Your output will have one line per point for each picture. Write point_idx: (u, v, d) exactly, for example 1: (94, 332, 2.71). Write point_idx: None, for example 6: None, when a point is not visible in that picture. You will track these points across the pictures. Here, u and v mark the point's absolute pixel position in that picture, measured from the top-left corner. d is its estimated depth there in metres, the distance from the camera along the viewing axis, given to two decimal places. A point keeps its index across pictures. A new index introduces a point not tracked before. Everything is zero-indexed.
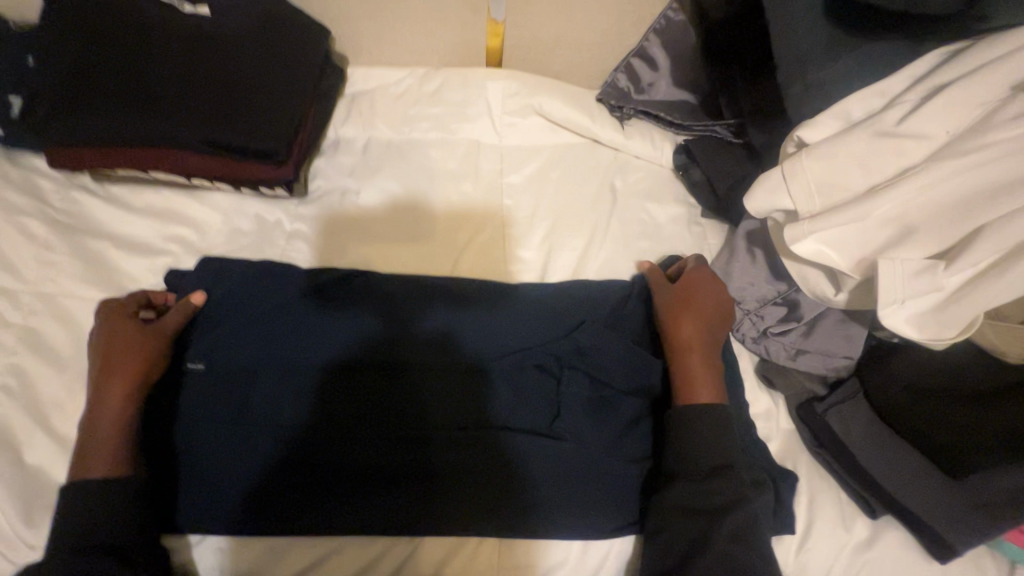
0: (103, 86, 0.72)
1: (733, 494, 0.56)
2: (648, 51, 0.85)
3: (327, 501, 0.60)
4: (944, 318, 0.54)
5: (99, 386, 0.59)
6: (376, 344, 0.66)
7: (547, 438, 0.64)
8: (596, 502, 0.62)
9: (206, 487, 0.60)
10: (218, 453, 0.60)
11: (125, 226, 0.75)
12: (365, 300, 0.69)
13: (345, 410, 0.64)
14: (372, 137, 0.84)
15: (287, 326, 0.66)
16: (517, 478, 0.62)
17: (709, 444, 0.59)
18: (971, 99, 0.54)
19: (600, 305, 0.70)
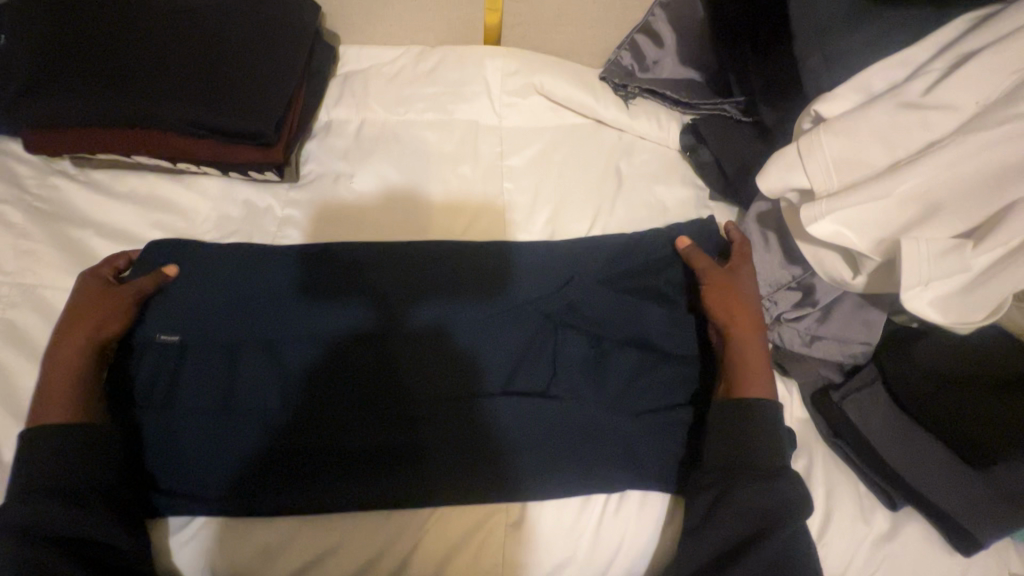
0: (81, 66, 0.68)
1: (765, 482, 0.54)
2: (652, 27, 0.81)
3: (311, 480, 0.58)
4: (970, 301, 0.52)
5: (59, 335, 0.58)
6: (361, 318, 0.63)
7: (540, 415, 0.61)
8: (595, 472, 0.59)
9: (189, 474, 0.58)
10: (202, 436, 0.59)
11: (107, 213, 0.72)
12: (355, 288, 0.65)
13: (331, 397, 0.61)
14: (365, 119, 0.81)
15: (271, 301, 0.64)
16: (505, 452, 0.59)
17: (744, 441, 0.56)
18: (1004, 66, 0.50)
19: (595, 259, 0.67)
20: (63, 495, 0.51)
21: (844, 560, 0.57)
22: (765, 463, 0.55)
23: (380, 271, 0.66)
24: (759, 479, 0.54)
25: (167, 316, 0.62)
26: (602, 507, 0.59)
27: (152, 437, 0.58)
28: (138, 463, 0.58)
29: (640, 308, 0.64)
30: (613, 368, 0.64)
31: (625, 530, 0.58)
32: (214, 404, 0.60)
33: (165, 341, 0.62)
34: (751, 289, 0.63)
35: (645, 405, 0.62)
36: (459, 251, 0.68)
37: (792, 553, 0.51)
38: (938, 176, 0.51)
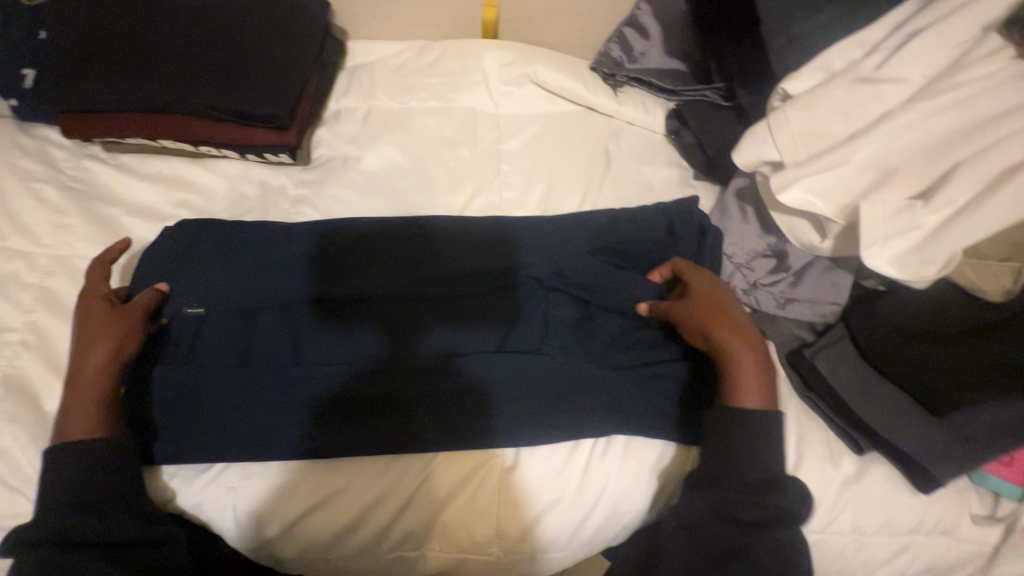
0: (114, 57, 0.75)
1: (749, 420, 0.59)
2: (639, 21, 0.88)
3: (318, 428, 0.62)
4: (925, 257, 0.55)
5: (77, 355, 0.60)
6: (363, 284, 0.68)
7: (527, 370, 0.65)
8: (582, 419, 0.63)
9: (200, 416, 0.62)
10: (217, 384, 0.63)
11: (135, 193, 0.78)
12: (372, 320, 0.68)
13: (340, 396, 0.64)
14: (372, 107, 0.87)
15: (281, 269, 0.69)
16: (491, 404, 0.64)
17: (738, 457, 0.58)
18: (946, 43, 0.56)
19: (581, 236, 0.72)
20: (84, 508, 0.55)
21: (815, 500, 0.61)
22: (756, 479, 0.58)
23: (383, 243, 0.72)
24: (754, 498, 0.57)
25: (190, 287, 0.68)
26: (589, 453, 0.63)
27: (167, 388, 0.63)
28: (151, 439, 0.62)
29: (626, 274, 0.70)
30: (596, 334, 0.69)
31: (610, 474, 0.63)
32: (230, 360, 0.66)
33: (190, 312, 0.67)
34: (713, 303, 0.64)
35: (631, 364, 0.67)
36: (462, 230, 0.74)
37: (775, 502, 0.57)
38: (889, 143, 0.57)
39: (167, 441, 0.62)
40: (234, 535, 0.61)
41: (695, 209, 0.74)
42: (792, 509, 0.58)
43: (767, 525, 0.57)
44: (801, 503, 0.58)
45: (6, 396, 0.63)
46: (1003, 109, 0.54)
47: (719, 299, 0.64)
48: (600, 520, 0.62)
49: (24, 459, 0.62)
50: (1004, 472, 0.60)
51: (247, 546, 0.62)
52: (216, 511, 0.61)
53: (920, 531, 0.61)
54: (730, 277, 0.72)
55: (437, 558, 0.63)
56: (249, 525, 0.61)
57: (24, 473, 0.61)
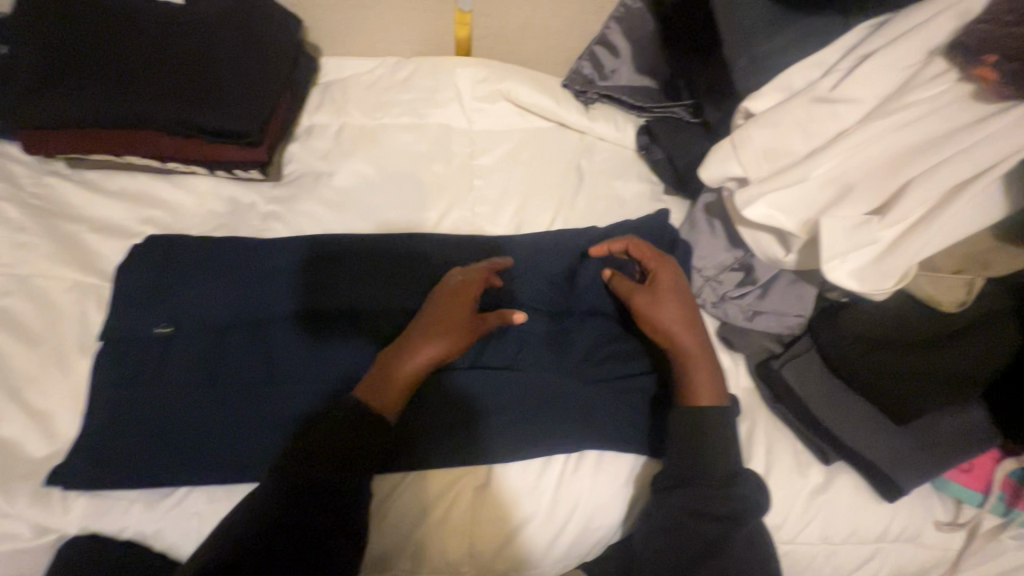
0: (77, 72, 0.73)
1: (713, 425, 0.60)
2: (608, 40, 0.89)
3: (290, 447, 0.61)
4: (883, 270, 0.57)
5: (442, 329, 0.61)
6: (347, 298, 0.69)
7: (513, 383, 0.65)
8: (560, 430, 0.63)
9: (165, 438, 0.60)
10: (184, 404, 0.62)
11: (100, 210, 0.76)
12: (354, 337, 0.67)
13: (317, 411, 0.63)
14: (345, 122, 0.87)
15: (259, 285, 0.69)
16: (483, 414, 0.63)
17: (703, 456, 0.59)
18: (896, 64, 0.58)
19: (566, 252, 0.74)
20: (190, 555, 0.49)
21: (782, 510, 0.62)
22: (722, 474, 0.59)
23: (367, 259, 0.72)
24: (720, 491, 0.58)
25: (159, 309, 0.67)
26: (562, 468, 0.63)
27: (136, 411, 0.61)
28: (109, 467, 0.59)
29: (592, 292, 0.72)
30: (570, 348, 0.69)
31: (583, 488, 0.62)
32: (199, 381, 0.64)
33: (160, 333, 0.66)
34: (677, 304, 0.66)
35: (603, 376, 0.67)
36: (436, 248, 0.74)
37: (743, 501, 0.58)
38: (846, 161, 0.59)
39: (126, 467, 0.59)
40: None
41: (665, 222, 0.76)
42: (757, 499, 0.59)
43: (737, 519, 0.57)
44: (764, 498, 0.59)
45: None
46: (952, 127, 0.56)
47: (675, 298, 0.66)
48: (573, 535, 0.62)
49: None
50: (963, 478, 0.62)
51: None
52: (179, 538, 0.58)
53: (886, 538, 0.62)
54: (701, 290, 0.74)
55: None
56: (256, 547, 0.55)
57: None
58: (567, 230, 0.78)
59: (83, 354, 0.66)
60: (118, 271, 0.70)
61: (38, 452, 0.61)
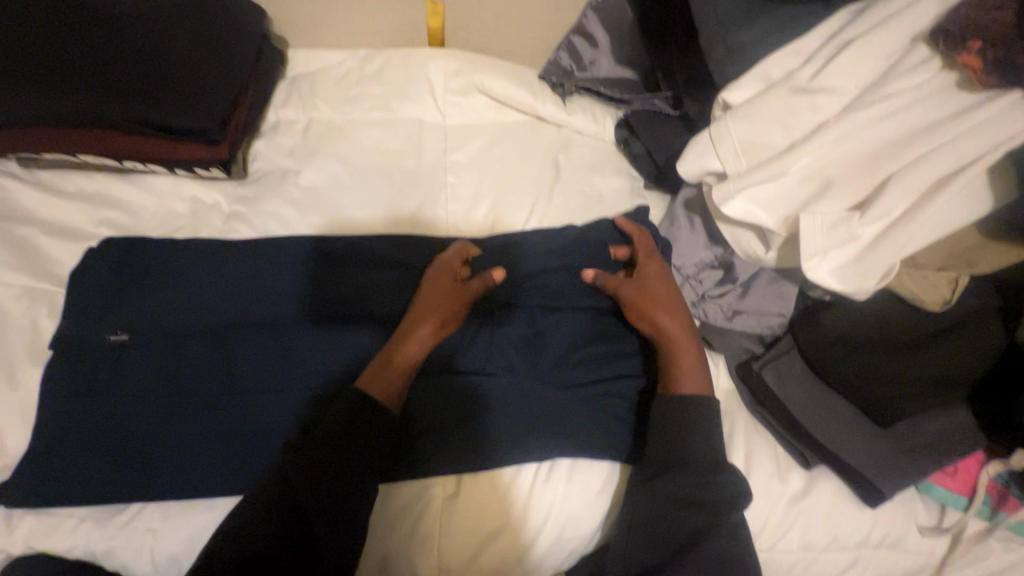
0: (24, 67, 0.70)
1: (686, 429, 0.58)
2: (586, 28, 0.86)
3: (257, 459, 0.59)
4: (864, 268, 0.54)
5: (436, 318, 0.61)
6: (336, 307, 0.67)
7: (518, 374, 0.64)
8: (541, 432, 0.62)
9: (121, 452, 0.58)
10: (143, 416, 0.59)
11: (54, 212, 0.73)
12: (329, 343, 0.64)
13: (289, 421, 0.61)
14: (312, 118, 0.84)
15: (236, 289, 0.67)
16: (489, 414, 0.62)
17: (681, 443, 0.57)
18: (877, 53, 0.56)
19: (571, 239, 0.71)
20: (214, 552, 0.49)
21: (762, 516, 0.60)
22: (703, 462, 0.56)
23: (366, 254, 0.70)
24: (700, 477, 0.55)
25: (115, 316, 0.64)
26: (533, 477, 0.61)
27: (90, 423, 0.59)
28: (60, 482, 0.56)
29: (565, 293, 0.68)
30: (542, 355, 0.66)
31: (554, 499, 0.60)
32: (158, 388, 0.61)
33: (115, 340, 0.63)
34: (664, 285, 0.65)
35: (577, 381, 0.65)
36: (405, 248, 0.71)
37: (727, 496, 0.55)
38: (827, 154, 0.56)
39: (79, 482, 0.57)
40: None
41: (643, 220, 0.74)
42: (739, 484, 0.56)
43: (719, 507, 0.55)
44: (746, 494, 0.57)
45: None
46: (934, 119, 0.54)
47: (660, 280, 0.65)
48: (544, 548, 0.60)
49: None
50: (948, 481, 0.60)
51: None
52: (131, 556, 0.56)
53: (869, 545, 0.60)
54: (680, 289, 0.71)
55: None
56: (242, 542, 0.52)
57: None
58: (549, 227, 0.75)
59: (33, 364, 0.64)
60: (72, 275, 0.67)
61: None
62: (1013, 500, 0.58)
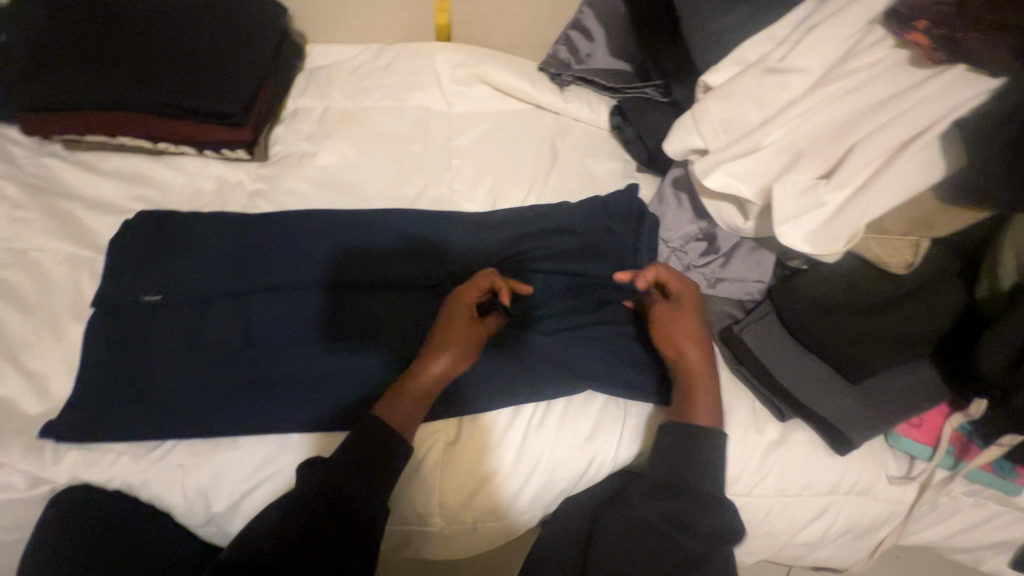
0: (70, 57, 0.77)
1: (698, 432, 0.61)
2: (583, 24, 0.93)
3: (274, 408, 0.64)
4: (832, 232, 0.60)
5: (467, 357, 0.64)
6: (355, 272, 0.72)
7: (518, 334, 0.69)
8: (536, 383, 0.67)
9: (152, 398, 0.64)
10: (173, 367, 0.66)
11: (93, 189, 0.80)
12: (342, 305, 0.71)
13: (305, 373, 0.66)
14: (328, 106, 0.90)
15: (260, 257, 0.72)
16: (485, 367, 0.67)
17: (690, 475, 0.59)
18: (841, 33, 0.61)
19: (569, 216, 0.78)
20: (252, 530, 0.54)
21: (740, 465, 0.65)
22: (707, 496, 0.59)
23: (373, 224, 0.76)
24: (702, 510, 0.58)
25: (150, 278, 0.70)
26: (527, 424, 0.66)
27: (127, 372, 0.65)
28: (99, 421, 0.62)
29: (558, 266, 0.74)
30: (540, 320, 0.71)
31: (546, 445, 0.65)
32: (185, 344, 0.67)
33: (150, 300, 0.69)
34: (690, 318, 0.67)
35: (567, 336, 0.70)
36: (412, 219, 0.77)
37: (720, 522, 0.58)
38: (796, 128, 0.62)
39: (117, 422, 0.63)
40: (182, 511, 0.62)
41: (634, 197, 0.80)
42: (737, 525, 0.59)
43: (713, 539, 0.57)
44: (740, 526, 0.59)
45: None
46: (892, 93, 0.59)
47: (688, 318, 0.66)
48: (537, 488, 0.65)
49: None
50: (914, 433, 0.64)
51: (197, 523, 0.63)
52: (163, 488, 0.62)
53: (840, 491, 0.65)
54: (667, 260, 0.77)
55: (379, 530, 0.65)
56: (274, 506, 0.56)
57: None
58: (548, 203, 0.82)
59: (77, 321, 0.70)
60: (112, 240, 0.73)
61: (34, 409, 0.65)
62: (973, 450, 0.63)
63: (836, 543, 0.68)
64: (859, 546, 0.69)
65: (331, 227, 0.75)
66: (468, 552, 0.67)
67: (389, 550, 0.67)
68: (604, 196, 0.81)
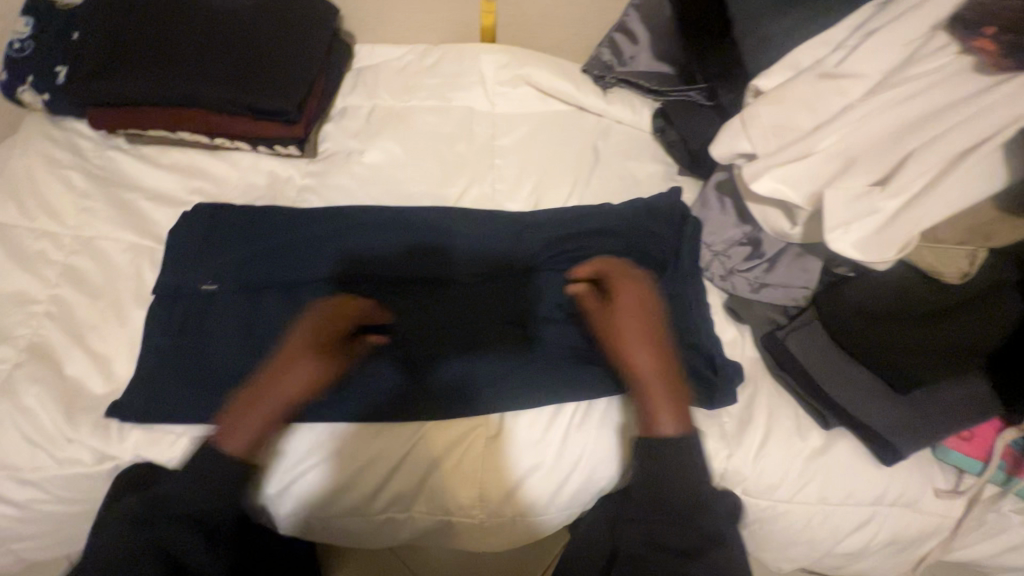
0: (137, 55, 0.81)
1: (666, 439, 0.58)
2: (627, 26, 0.93)
3: (315, 396, 0.66)
4: (884, 239, 0.59)
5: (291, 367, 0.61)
6: (364, 273, 0.73)
7: (558, 332, 0.71)
8: (573, 380, 0.67)
9: (204, 382, 0.67)
10: (223, 353, 0.68)
11: (152, 180, 0.84)
12: (383, 297, 0.72)
13: (344, 362, 0.68)
14: (375, 105, 0.93)
15: (273, 258, 0.74)
16: (520, 363, 0.68)
17: (665, 482, 0.57)
18: (898, 40, 0.61)
19: (612, 217, 0.78)
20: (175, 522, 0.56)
21: (782, 471, 0.64)
22: (682, 503, 0.57)
23: (414, 219, 0.78)
24: (677, 521, 0.56)
25: (207, 267, 0.73)
26: (569, 422, 0.67)
27: (182, 356, 0.68)
28: (158, 403, 0.65)
29: (596, 268, 0.75)
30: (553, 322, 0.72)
31: (587, 443, 0.66)
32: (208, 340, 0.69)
33: (207, 289, 0.72)
34: (639, 317, 0.63)
35: (569, 338, 0.70)
36: (453, 215, 0.79)
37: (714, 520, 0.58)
38: (850, 134, 0.61)
39: (177, 403, 0.66)
40: None
41: (677, 200, 0.80)
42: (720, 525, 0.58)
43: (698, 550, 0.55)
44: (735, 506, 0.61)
45: (33, 360, 0.68)
46: (953, 100, 0.58)
47: (620, 321, 0.64)
48: (577, 484, 0.66)
49: (47, 416, 0.65)
50: (964, 446, 0.63)
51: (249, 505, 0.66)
52: None
53: (884, 502, 0.64)
54: (709, 264, 0.77)
55: (424, 519, 0.67)
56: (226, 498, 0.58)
57: (44, 430, 0.65)
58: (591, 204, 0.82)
59: (138, 307, 0.74)
60: (171, 231, 0.77)
61: (100, 390, 0.69)
62: None
63: (878, 556, 0.67)
64: (902, 560, 0.68)
65: (375, 221, 0.77)
66: (511, 544, 0.69)
67: (435, 537, 0.69)
68: (648, 198, 0.81)
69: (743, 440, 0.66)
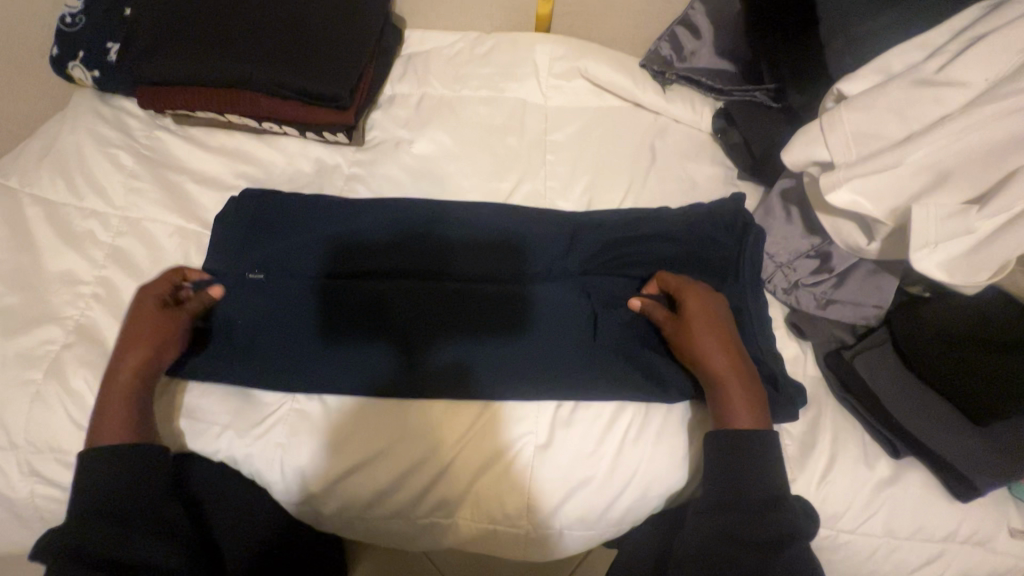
0: (190, 34, 0.79)
1: (739, 436, 0.59)
2: (693, 21, 0.89)
3: (337, 382, 0.65)
4: (977, 262, 0.55)
5: (118, 357, 0.63)
6: (362, 261, 0.71)
7: (600, 332, 0.67)
8: (621, 383, 0.65)
9: (235, 364, 0.66)
10: (248, 335, 0.67)
11: (198, 163, 0.82)
12: (409, 285, 0.70)
13: (366, 351, 0.66)
14: (425, 93, 0.90)
15: (297, 249, 0.71)
16: (551, 360, 0.66)
17: (735, 477, 0.58)
18: (1012, 47, 0.56)
19: (668, 221, 0.74)
20: (89, 512, 0.56)
21: (846, 499, 0.62)
22: (764, 499, 0.57)
23: (446, 207, 0.76)
24: (757, 516, 0.57)
25: (252, 256, 0.72)
26: (623, 436, 0.64)
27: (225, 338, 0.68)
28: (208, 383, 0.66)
29: (646, 275, 0.72)
30: (558, 320, 0.68)
31: (641, 459, 0.64)
32: (222, 333, 0.68)
33: (254, 278, 0.70)
34: (708, 316, 0.64)
35: (571, 335, 0.67)
36: (489, 205, 0.76)
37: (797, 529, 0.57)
38: (947, 146, 0.56)
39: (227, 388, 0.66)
40: (281, 488, 0.64)
41: (739, 206, 0.75)
42: (799, 522, 0.57)
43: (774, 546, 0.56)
44: (811, 525, 0.58)
45: (80, 342, 0.68)
46: None
47: (701, 325, 0.63)
48: (630, 501, 0.64)
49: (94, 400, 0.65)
50: None
51: (293, 501, 0.65)
52: (265, 464, 0.64)
53: (954, 539, 0.61)
54: (772, 276, 0.73)
55: (469, 527, 0.65)
56: (124, 477, 0.58)
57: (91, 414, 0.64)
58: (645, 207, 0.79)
59: None
60: (217, 218, 0.75)
61: None
62: None
63: None
64: None
65: (409, 208, 0.75)
66: (554, 556, 0.67)
67: (478, 545, 0.67)
68: (712, 202, 0.77)
69: (805, 465, 0.63)
